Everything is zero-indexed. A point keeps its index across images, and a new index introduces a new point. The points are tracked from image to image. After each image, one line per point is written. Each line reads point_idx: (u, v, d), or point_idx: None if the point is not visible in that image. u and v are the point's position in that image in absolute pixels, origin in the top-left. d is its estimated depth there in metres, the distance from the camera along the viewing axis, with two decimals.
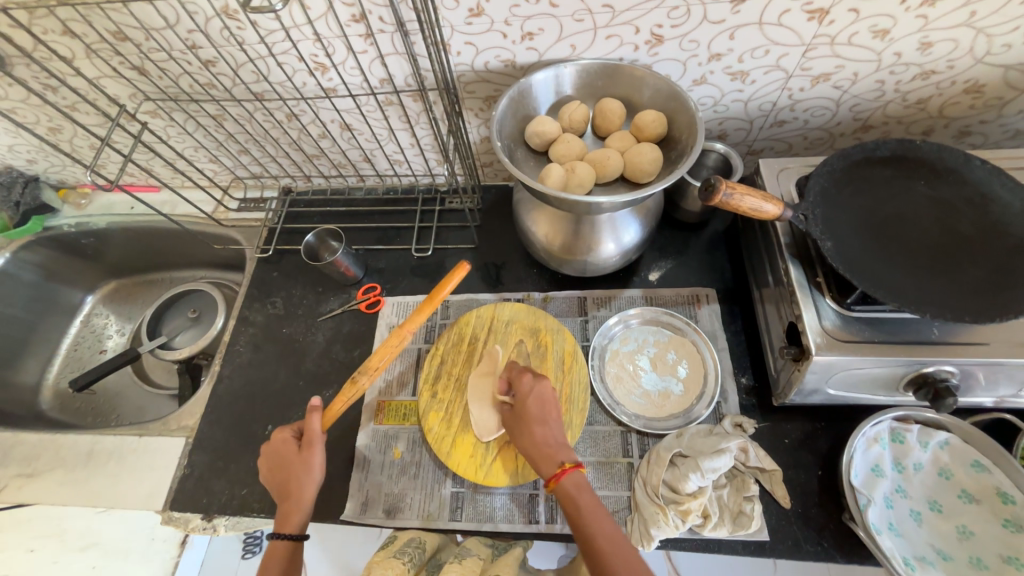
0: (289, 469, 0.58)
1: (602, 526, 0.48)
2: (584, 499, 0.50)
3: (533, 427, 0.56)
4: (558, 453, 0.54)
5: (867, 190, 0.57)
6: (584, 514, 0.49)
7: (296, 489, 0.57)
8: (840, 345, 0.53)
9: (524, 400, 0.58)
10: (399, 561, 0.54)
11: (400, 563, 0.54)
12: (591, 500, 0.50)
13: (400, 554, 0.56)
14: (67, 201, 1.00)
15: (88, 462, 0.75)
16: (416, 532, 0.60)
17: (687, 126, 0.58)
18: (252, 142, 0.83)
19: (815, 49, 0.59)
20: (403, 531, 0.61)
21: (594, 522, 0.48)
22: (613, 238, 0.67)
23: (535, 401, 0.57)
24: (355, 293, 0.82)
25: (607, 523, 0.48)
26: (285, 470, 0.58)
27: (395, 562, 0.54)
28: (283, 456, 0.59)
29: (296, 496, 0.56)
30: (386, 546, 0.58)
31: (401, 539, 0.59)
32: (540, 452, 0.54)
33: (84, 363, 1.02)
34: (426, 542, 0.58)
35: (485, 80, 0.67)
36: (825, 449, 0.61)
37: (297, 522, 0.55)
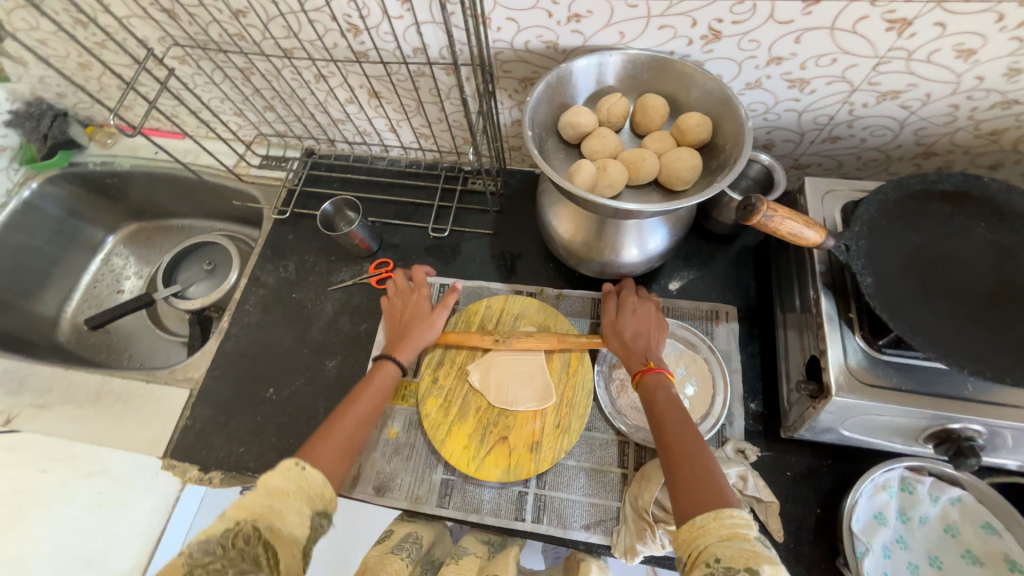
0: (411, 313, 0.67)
1: (677, 424, 0.49)
2: (663, 396, 0.52)
3: (626, 321, 0.61)
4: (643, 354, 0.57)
5: (921, 225, 0.53)
6: (665, 410, 0.50)
7: (417, 320, 0.66)
8: (862, 387, 0.50)
9: (623, 304, 0.63)
10: (399, 557, 0.55)
11: (398, 559, 0.55)
12: (669, 397, 0.51)
13: (398, 549, 0.57)
14: (94, 139, 1.01)
15: (97, 401, 0.77)
16: (412, 528, 0.62)
17: (733, 135, 0.54)
18: (278, 99, 0.81)
19: (888, 63, 0.54)
20: (399, 525, 0.63)
21: (674, 425, 0.49)
22: (637, 244, 0.64)
23: (634, 308, 0.63)
24: (367, 267, 0.81)
25: (687, 424, 0.49)
26: (414, 310, 0.67)
27: (393, 558, 0.55)
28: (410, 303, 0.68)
29: (415, 336, 0.64)
30: (384, 542, 0.59)
31: (398, 535, 0.60)
32: (629, 351, 0.58)
33: (101, 301, 1.05)
34: (421, 539, 0.60)
35: (523, 60, 0.63)
36: (827, 487, 0.59)
37: (407, 356, 0.62)
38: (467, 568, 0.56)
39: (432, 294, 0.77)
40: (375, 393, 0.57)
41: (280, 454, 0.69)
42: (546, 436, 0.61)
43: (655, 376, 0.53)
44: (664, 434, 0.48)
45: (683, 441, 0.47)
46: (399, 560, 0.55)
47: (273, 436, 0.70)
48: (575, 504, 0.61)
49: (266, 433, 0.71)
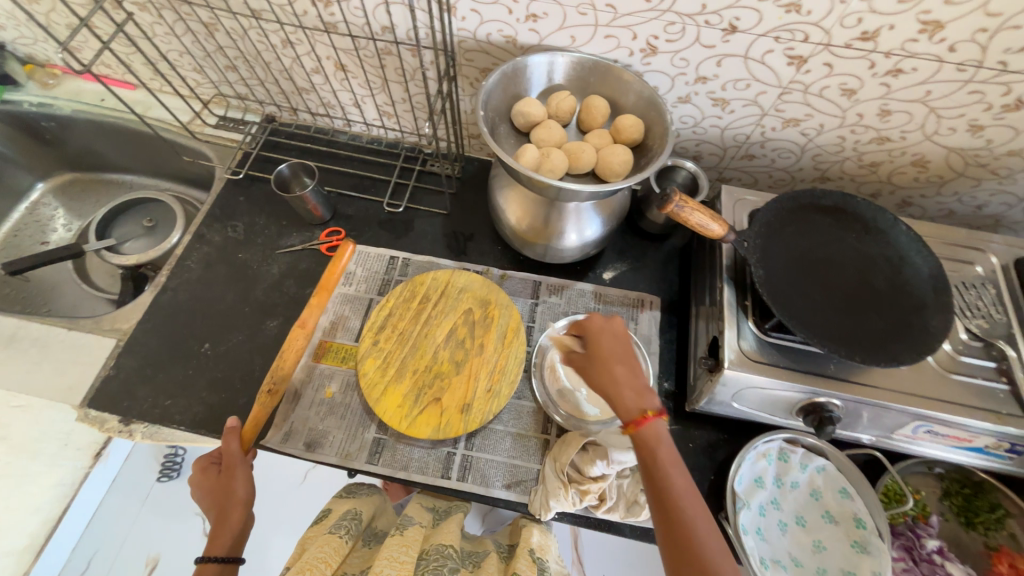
0: (221, 496, 0.56)
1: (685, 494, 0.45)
2: (663, 450, 0.46)
3: (611, 365, 0.51)
4: (637, 396, 0.49)
5: (806, 232, 0.62)
6: (663, 459, 0.46)
7: (224, 489, 0.55)
8: (749, 364, 0.58)
9: (599, 341, 0.53)
10: (336, 536, 0.56)
11: (335, 538, 0.56)
12: (672, 455, 0.46)
13: (336, 528, 0.57)
14: (33, 78, 0.95)
15: (8, 346, 0.73)
16: (352, 507, 0.62)
17: (660, 138, 0.61)
18: (242, 60, 0.82)
19: (790, 94, 0.64)
20: (337, 503, 0.63)
21: (679, 481, 0.45)
22: (575, 230, 0.70)
23: (609, 336, 0.53)
24: (318, 234, 0.82)
25: (692, 491, 0.45)
26: (218, 489, 0.56)
27: (331, 537, 0.56)
28: (211, 471, 0.58)
29: (227, 512, 0.54)
30: (322, 522, 0.60)
31: (338, 513, 0.61)
32: (624, 395, 0.49)
33: (22, 251, 0.98)
34: (361, 514, 0.61)
35: (485, 51, 0.68)
36: (721, 457, 0.67)
37: (230, 529, 0.53)
38: (412, 539, 0.55)
39: (381, 265, 0.80)
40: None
41: (210, 409, 0.69)
42: (477, 400, 0.65)
43: (653, 425, 0.47)
44: (672, 501, 0.44)
45: (690, 516, 0.43)
46: (336, 539, 0.55)
47: (203, 391, 0.70)
48: (499, 464, 0.65)
49: (195, 387, 0.70)
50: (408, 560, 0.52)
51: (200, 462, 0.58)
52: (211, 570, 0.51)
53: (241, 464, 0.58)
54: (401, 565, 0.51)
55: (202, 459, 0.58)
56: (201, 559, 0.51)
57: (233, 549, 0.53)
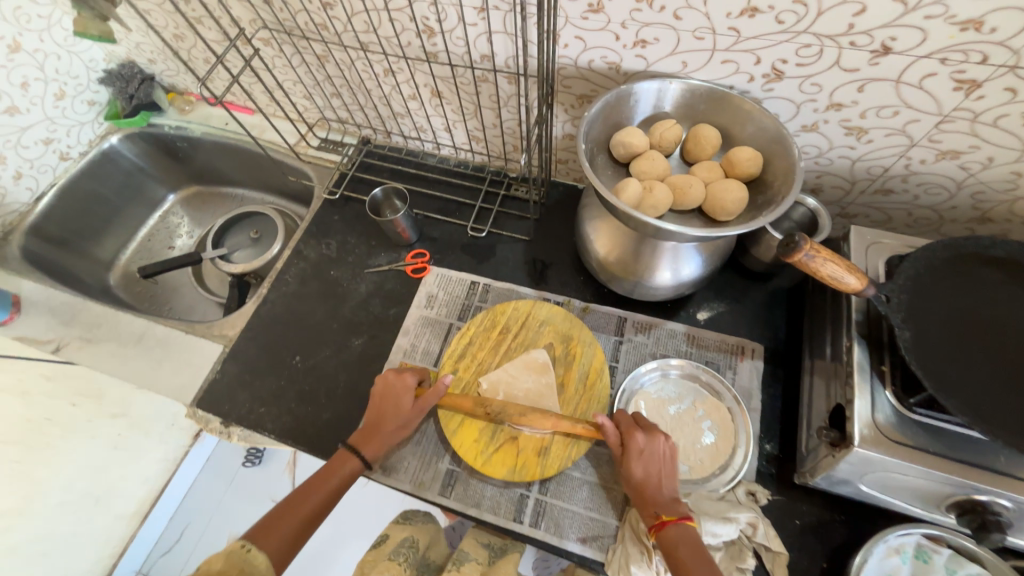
0: (386, 415, 0.63)
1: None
2: (689, 551, 0.49)
3: (638, 479, 0.55)
4: (660, 504, 0.54)
5: (967, 288, 0.52)
6: (686, 561, 0.49)
7: (390, 416, 0.63)
8: (886, 443, 0.48)
9: (632, 452, 0.56)
10: (394, 565, 0.54)
11: (394, 565, 0.54)
12: (695, 552, 0.49)
13: (394, 555, 0.56)
14: (173, 104, 1.09)
15: (138, 343, 0.82)
16: (409, 533, 0.60)
17: (783, 174, 0.55)
18: (346, 88, 0.86)
19: (951, 122, 0.54)
20: (394, 526, 0.61)
21: (699, 569, 0.48)
22: (671, 268, 0.65)
23: (653, 458, 0.55)
24: (404, 256, 0.84)
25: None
26: (390, 410, 0.63)
27: (390, 565, 0.54)
28: (396, 388, 0.64)
29: (385, 431, 0.63)
30: (380, 547, 0.58)
31: (394, 539, 0.59)
32: (652, 502, 0.54)
33: (154, 255, 1.12)
34: (418, 542, 0.59)
35: (585, 78, 0.65)
36: (836, 541, 0.58)
37: (378, 449, 0.62)
38: None
39: (462, 290, 0.79)
40: (335, 483, 0.59)
41: (298, 421, 0.72)
42: (555, 443, 0.62)
43: (677, 530, 0.51)
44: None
45: None
46: (394, 568, 0.53)
47: (292, 402, 0.73)
48: (575, 515, 0.61)
49: (286, 397, 0.74)
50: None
51: (400, 375, 0.65)
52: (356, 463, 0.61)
53: (422, 403, 0.63)
54: None
55: (408, 379, 0.64)
56: (354, 449, 0.62)
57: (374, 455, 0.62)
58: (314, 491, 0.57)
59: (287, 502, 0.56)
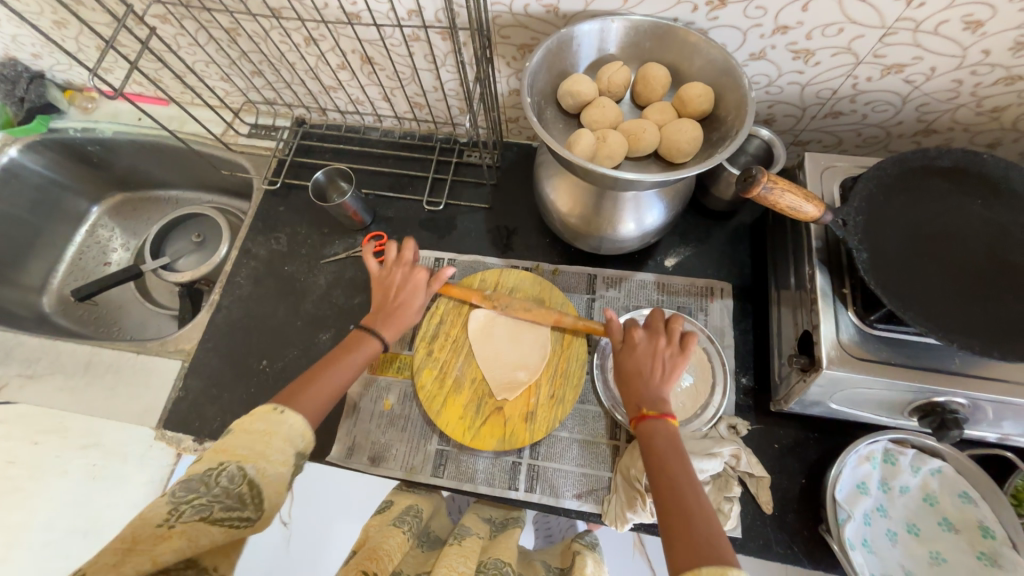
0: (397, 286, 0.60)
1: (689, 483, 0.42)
2: (668, 444, 0.46)
3: (630, 372, 0.52)
4: (645, 396, 0.50)
5: (920, 202, 0.53)
6: (666, 455, 0.45)
7: (407, 300, 0.59)
8: (853, 361, 0.50)
9: (628, 348, 0.54)
10: (398, 531, 0.52)
11: (399, 531, 0.52)
12: (673, 446, 0.46)
13: (398, 521, 0.54)
14: (73, 104, 0.97)
15: (87, 372, 0.76)
16: (415, 502, 0.58)
17: (735, 106, 0.53)
18: (266, 64, 0.78)
19: (894, 35, 0.53)
20: (399, 495, 0.60)
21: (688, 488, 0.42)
22: (634, 218, 0.64)
23: (638, 354, 0.53)
24: (361, 240, 0.80)
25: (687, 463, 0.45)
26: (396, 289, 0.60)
27: (394, 530, 0.52)
28: (409, 279, 0.60)
29: (406, 311, 0.59)
30: (384, 513, 0.57)
31: (399, 507, 0.58)
32: (637, 387, 0.51)
33: (89, 273, 1.02)
34: (423, 511, 0.57)
35: (523, 25, 0.61)
36: (812, 458, 0.61)
37: (394, 334, 0.58)
38: (470, 549, 0.51)
39: (427, 268, 0.76)
40: (354, 360, 0.53)
41: None
42: (540, 407, 0.63)
43: (657, 425, 0.48)
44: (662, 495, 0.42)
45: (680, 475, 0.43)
46: (398, 533, 0.52)
47: None
48: (569, 473, 0.62)
49: (260, 403, 0.71)
50: (467, 569, 0.47)
51: (404, 257, 0.62)
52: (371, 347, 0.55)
53: (432, 286, 0.61)
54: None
55: (420, 272, 0.61)
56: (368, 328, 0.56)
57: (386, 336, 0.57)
58: (331, 373, 0.51)
59: (306, 377, 0.50)
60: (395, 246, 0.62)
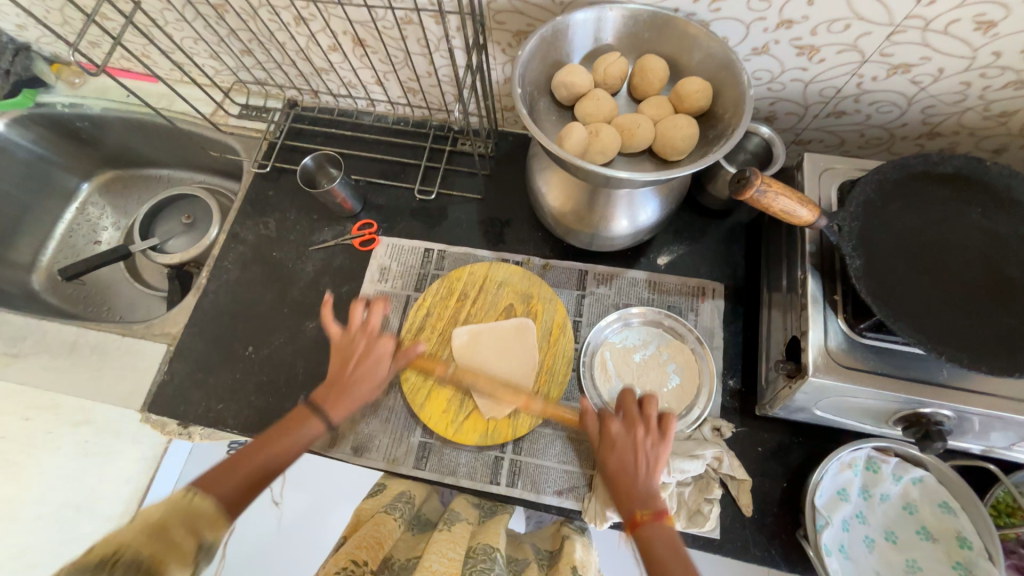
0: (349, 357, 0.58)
1: None
2: (667, 549, 0.45)
3: (615, 465, 0.51)
4: (636, 495, 0.49)
5: (918, 209, 0.51)
6: (668, 565, 0.44)
7: (367, 372, 0.57)
8: (840, 369, 0.50)
9: (609, 437, 0.53)
10: (391, 517, 0.56)
11: (391, 518, 0.56)
12: (674, 552, 0.45)
13: (391, 509, 0.57)
14: (61, 78, 0.95)
15: (72, 352, 0.76)
16: (406, 489, 0.62)
17: (733, 103, 0.51)
18: (256, 43, 0.76)
19: (903, 33, 0.51)
20: (392, 480, 0.64)
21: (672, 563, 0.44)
22: (627, 215, 0.62)
23: (621, 448, 0.52)
24: (350, 228, 0.78)
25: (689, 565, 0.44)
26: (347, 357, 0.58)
27: (386, 517, 0.56)
28: (373, 349, 0.58)
29: (358, 388, 0.56)
30: (378, 497, 0.61)
31: (393, 492, 0.61)
32: (626, 484, 0.50)
33: (78, 252, 1.01)
34: (414, 499, 0.61)
35: (518, 11, 0.59)
36: (795, 462, 0.61)
37: (341, 415, 0.55)
38: (459, 536, 0.53)
39: (416, 258, 0.75)
40: (289, 442, 0.51)
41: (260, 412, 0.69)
42: None
43: (653, 528, 0.46)
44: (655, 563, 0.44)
45: None
46: (390, 520, 0.55)
47: (252, 394, 0.70)
48: (550, 470, 0.62)
49: (244, 390, 0.71)
50: (455, 557, 0.50)
51: (370, 323, 0.60)
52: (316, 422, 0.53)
53: (399, 359, 0.59)
54: (449, 561, 0.49)
55: (385, 342, 0.59)
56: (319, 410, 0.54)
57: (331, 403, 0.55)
58: (263, 452, 0.50)
59: (236, 460, 0.48)
60: (361, 310, 0.60)
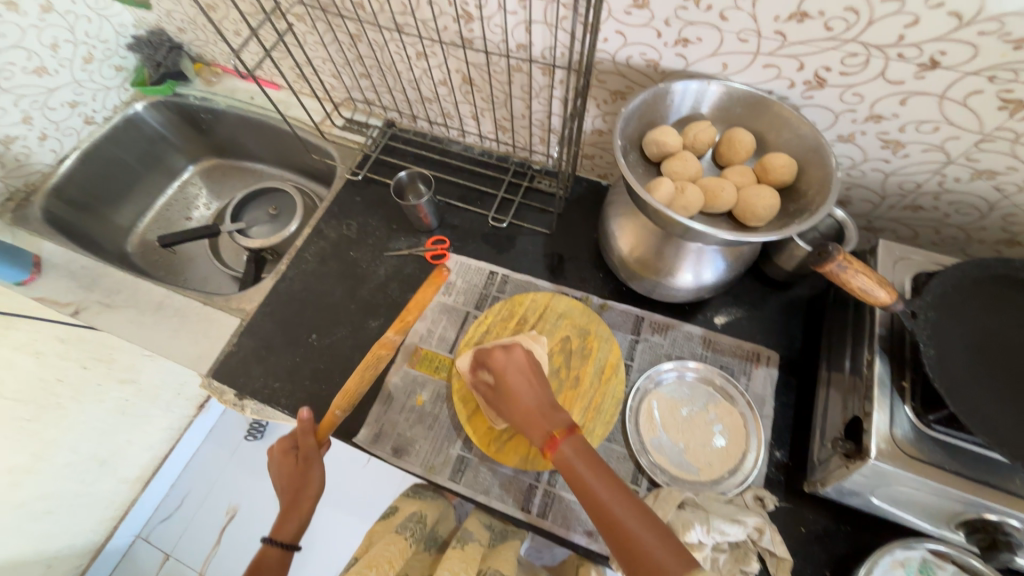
0: (295, 484, 0.63)
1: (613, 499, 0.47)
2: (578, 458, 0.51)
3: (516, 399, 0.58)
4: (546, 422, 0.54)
5: (995, 310, 0.52)
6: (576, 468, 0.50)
7: (299, 481, 0.62)
8: (902, 457, 0.49)
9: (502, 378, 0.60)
10: (403, 537, 0.55)
11: (401, 539, 0.55)
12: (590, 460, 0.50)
13: (402, 529, 0.56)
14: (200, 75, 1.09)
15: (156, 311, 0.82)
16: (418, 507, 0.60)
17: (817, 182, 0.54)
18: (377, 70, 0.86)
19: (991, 142, 0.53)
20: (404, 501, 0.63)
21: (619, 509, 0.46)
22: (693, 271, 0.65)
23: (513, 369, 0.60)
24: (424, 241, 0.84)
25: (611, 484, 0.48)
26: (290, 483, 0.63)
27: (397, 537, 0.55)
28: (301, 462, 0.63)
29: (299, 506, 0.62)
30: (390, 518, 0.60)
31: (404, 512, 0.60)
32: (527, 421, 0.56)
33: (170, 224, 1.12)
34: (426, 518, 0.59)
35: (621, 74, 0.65)
36: (839, 551, 0.58)
37: (291, 527, 0.61)
38: (471, 557, 0.54)
39: (480, 279, 0.80)
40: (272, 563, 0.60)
41: (312, 397, 0.73)
42: None
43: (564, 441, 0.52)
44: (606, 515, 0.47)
45: (620, 512, 0.46)
46: (401, 540, 0.54)
47: (306, 379, 0.74)
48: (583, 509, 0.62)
49: (301, 374, 0.75)
50: None
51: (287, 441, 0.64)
52: (275, 552, 0.60)
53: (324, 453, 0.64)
54: None
55: (306, 446, 0.63)
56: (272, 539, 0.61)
57: (295, 537, 0.62)
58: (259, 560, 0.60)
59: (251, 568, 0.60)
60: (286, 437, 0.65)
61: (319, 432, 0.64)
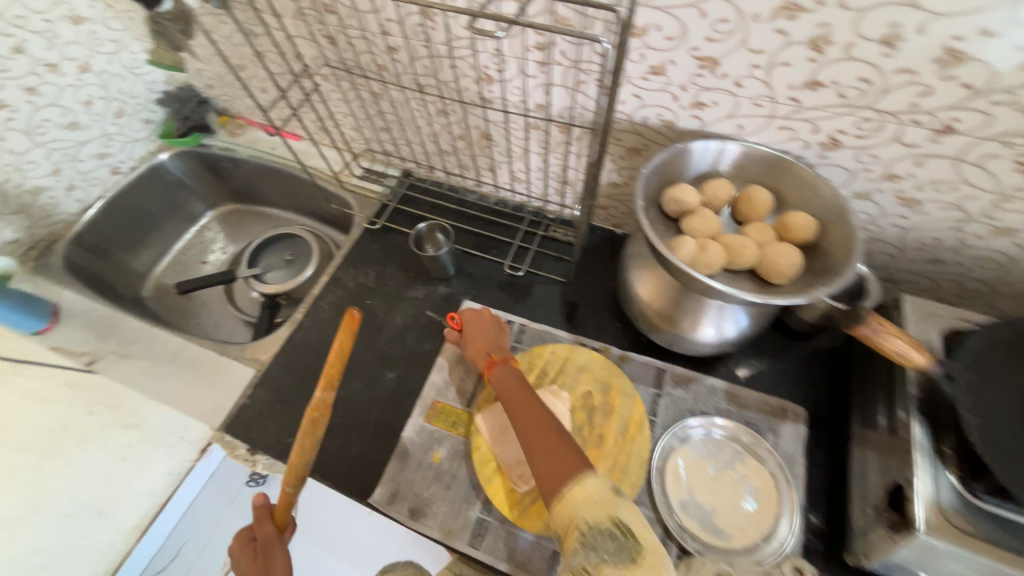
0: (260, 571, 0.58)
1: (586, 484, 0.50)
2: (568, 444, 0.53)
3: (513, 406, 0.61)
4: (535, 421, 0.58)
5: None
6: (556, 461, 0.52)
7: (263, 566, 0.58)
8: (951, 530, 0.46)
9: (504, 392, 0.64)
10: None
11: None
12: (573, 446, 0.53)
13: None
14: (224, 127, 1.13)
15: (170, 361, 0.82)
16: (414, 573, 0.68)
17: (840, 242, 0.55)
18: (397, 124, 0.89)
19: (1010, 201, 0.54)
20: None
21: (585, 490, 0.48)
22: (715, 325, 0.64)
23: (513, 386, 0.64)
24: (440, 290, 0.84)
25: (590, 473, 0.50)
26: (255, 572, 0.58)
27: None
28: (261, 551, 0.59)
29: None
30: None
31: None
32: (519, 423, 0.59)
33: (186, 269, 1.13)
34: None
35: (637, 133, 0.67)
36: None
37: None
38: None
39: None
40: None
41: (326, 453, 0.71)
42: None
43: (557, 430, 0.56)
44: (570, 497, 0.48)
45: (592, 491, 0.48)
46: None
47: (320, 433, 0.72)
48: None
49: None
50: None
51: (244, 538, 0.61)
52: None
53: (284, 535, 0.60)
54: None
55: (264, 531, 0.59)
56: None
57: None
58: None
59: None
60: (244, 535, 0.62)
61: (276, 515, 0.60)
